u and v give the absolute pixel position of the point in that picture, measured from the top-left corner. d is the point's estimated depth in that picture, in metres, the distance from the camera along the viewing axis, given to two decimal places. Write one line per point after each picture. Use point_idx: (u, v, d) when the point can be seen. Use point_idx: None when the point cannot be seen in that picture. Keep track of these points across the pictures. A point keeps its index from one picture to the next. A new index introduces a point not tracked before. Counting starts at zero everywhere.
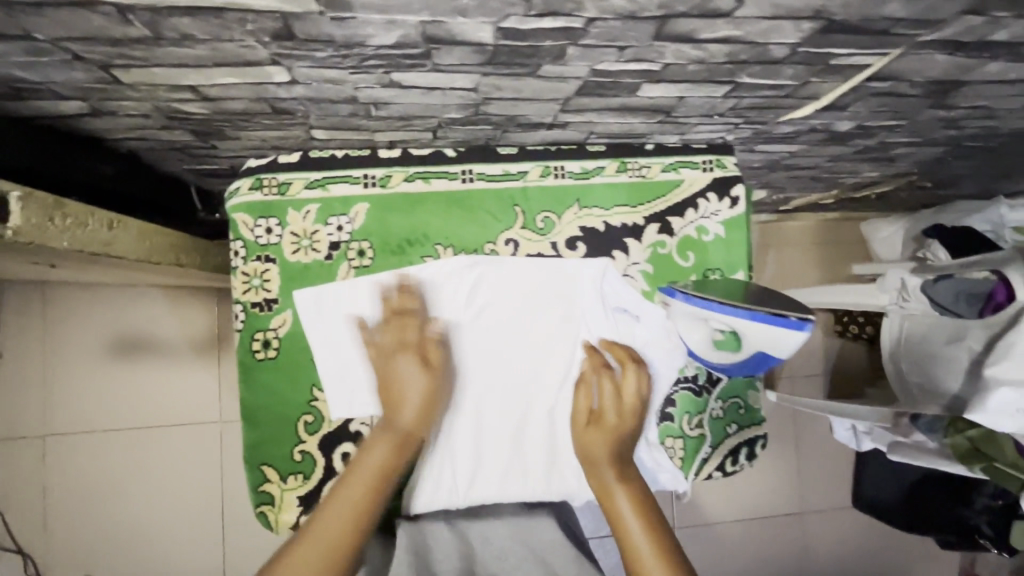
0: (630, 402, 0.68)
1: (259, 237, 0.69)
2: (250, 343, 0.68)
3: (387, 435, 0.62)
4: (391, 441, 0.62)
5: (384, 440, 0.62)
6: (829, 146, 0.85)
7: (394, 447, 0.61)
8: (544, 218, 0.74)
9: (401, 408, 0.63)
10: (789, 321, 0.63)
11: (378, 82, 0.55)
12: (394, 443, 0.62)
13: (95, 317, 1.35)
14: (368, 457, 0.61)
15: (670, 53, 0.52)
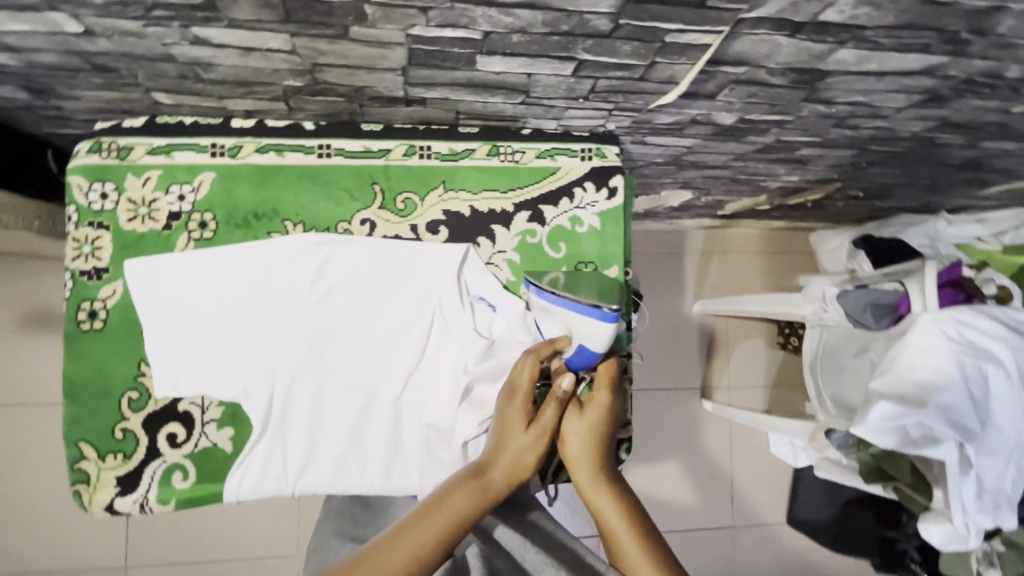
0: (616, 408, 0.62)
1: (92, 202, 0.65)
2: (75, 314, 0.64)
3: (467, 484, 0.55)
4: (470, 490, 0.55)
5: (465, 490, 0.55)
6: (723, 142, 0.81)
7: (474, 499, 0.54)
8: (405, 199, 0.71)
9: (492, 459, 0.58)
10: (600, 312, 0.62)
11: (183, 38, 0.52)
12: (474, 495, 0.55)
13: (9, 288, 1.32)
14: (442, 502, 0.54)
15: (482, 19, 0.49)
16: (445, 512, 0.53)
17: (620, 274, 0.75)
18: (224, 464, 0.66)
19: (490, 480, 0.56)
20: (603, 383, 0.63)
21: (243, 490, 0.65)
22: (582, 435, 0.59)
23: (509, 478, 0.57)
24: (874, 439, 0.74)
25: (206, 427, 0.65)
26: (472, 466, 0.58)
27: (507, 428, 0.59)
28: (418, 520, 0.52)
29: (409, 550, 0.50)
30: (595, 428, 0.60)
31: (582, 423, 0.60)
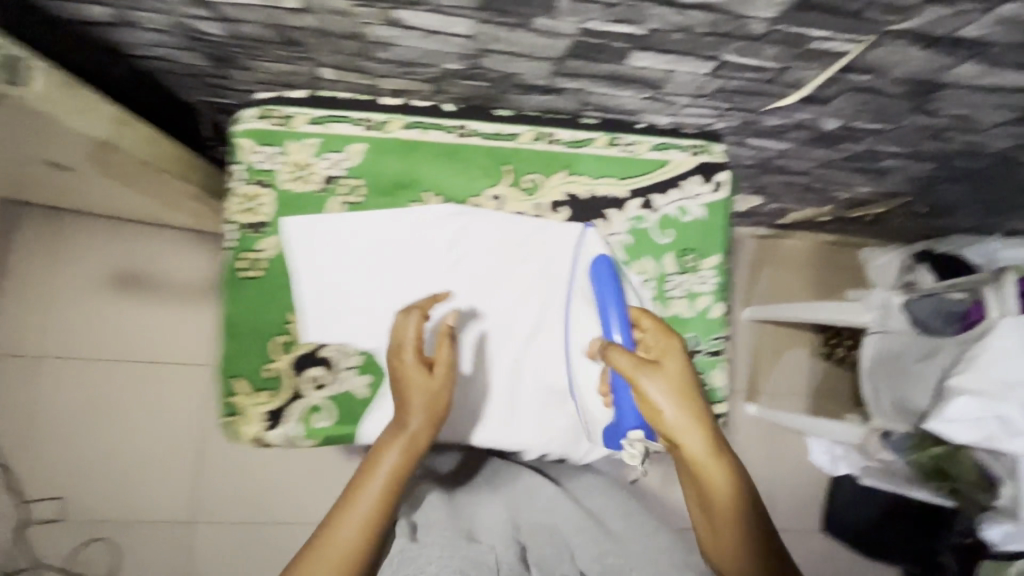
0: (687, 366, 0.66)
1: (259, 162, 0.73)
2: (238, 262, 0.72)
3: (396, 441, 0.62)
4: (399, 446, 0.62)
5: (394, 446, 0.62)
6: (816, 147, 0.87)
7: (404, 455, 0.62)
8: (531, 179, 0.78)
9: (404, 413, 0.63)
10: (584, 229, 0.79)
11: (381, 19, 0.59)
12: (399, 449, 0.62)
13: (104, 249, 1.40)
14: (377, 465, 0.61)
15: (654, 17, 0.55)
16: (379, 474, 0.61)
17: (719, 263, 0.81)
18: (361, 407, 0.73)
19: (410, 429, 0.62)
20: (668, 342, 0.67)
21: (379, 431, 0.73)
22: (671, 401, 0.62)
23: (429, 421, 0.64)
24: (952, 433, 0.82)
25: (347, 373, 0.72)
26: (394, 420, 0.64)
27: (407, 382, 0.64)
28: (360, 485, 0.61)
29: (358, 515, 0.59)
30: (676, 392, 0.63)
31: (665, 389, 0.63)
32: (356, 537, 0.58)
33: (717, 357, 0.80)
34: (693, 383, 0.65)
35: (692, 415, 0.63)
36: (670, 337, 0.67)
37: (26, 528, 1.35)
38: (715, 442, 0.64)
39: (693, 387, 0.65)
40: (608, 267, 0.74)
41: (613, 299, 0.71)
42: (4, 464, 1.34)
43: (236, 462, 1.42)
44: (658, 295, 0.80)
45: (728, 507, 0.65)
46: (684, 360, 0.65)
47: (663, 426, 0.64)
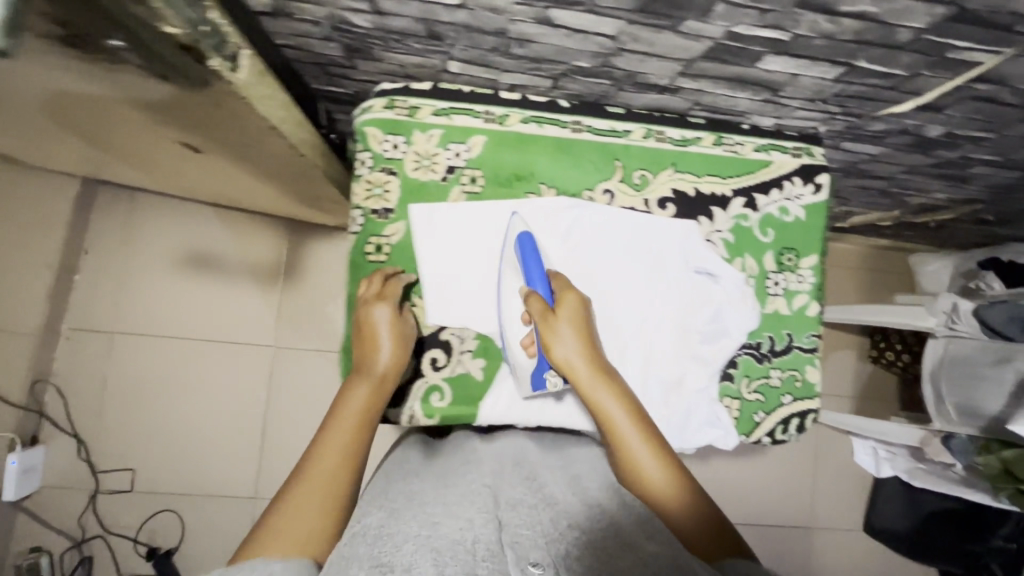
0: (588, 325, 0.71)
1: (386, 151, 0.76)
2: (364, 245, 0.77)
3: (366, 380, 0.66)
4: (368, 387, 0.66)
5: (363, 383, 0.66)
6: (908, 153, 0.89)
7: (374, 389, 0.66)
8: (640, 176, 0.81)
9: (374, 353, 0.68)
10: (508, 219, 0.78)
11: (534, 17, 0.61)
12: (368, 388, 0.66)
13: (177, 229, 1.45)
14: (350, 401, 0.64)
15: (805, 23, 0.57)
16: (350, 408, 0.64)
17: (816, 263, 0.84)
18: (476, 389, 0.76)
19: (380, 369, 0.67)
20: (567, 290, 0.72)
21: (493, 414, 0.75)
22: (577, 344, 0.69)
23: (395, 359, 0.69)
24: None
25: (463, 355, 0.77)
26: (360, 365, 0.68)
27: (376, 326, 0.69)
28: (332, 422, 0.63)
29: (337, 445, 0.60)
30: (583, 336, 0.70)
31: (573, 331, 0.69)
32: (337, 468, 0.59)
33: (813, 354, 0.83)
34: (594, 335, 0.72)
35: (594, 361, 0.68)
36: (566, 286, 0.73)
37: (94, 498, 1.38)
38: (631, 407, 0.67)
39: (595, 339, 0.72)
40: (530, 241, 0.74)
41: (536, 267, 0.73)
42: (76, 435, 1.38)
43: (297, 442, 1.44)
44: (759, 292, 0.82)
45: (657, 458, 0.63)
46: (582, 305, 0.72)
47: (576, 373, 0.68)
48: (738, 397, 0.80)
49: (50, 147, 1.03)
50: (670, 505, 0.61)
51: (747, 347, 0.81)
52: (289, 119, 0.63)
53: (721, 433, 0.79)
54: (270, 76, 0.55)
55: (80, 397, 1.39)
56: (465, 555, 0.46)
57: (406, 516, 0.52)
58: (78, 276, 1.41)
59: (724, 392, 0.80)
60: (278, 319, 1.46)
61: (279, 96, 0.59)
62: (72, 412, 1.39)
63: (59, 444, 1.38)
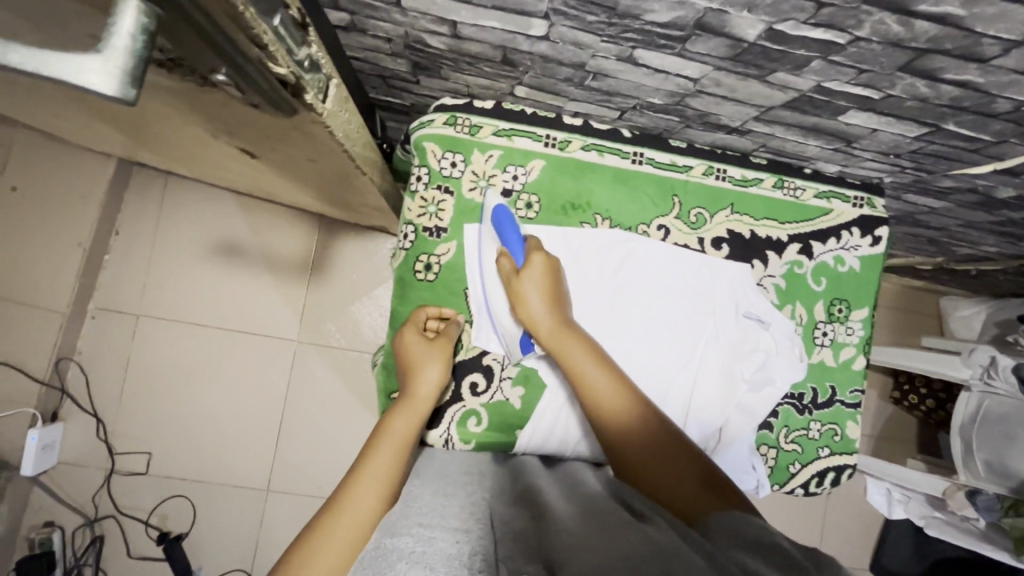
0: (554, 287, 0.70)
1: (443, 169, 0.75)
2: (413, 263, 0.76)
3: (408, 408, 0.67)
4: (410, 412, 0.67)
5: (406, 412, 0.66)
6: (970, 209, 0.87)
7: (415, 416, 0.67)
8: (697, 214, 0.79)
9: (418, 379, 0.69)
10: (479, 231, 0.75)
11: (617, 54, 0.59)
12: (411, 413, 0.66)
13: (210, 217, 1.44)
14: (391, 430, 0.64)
15: (902, 86, 0.55)
16: (392, 437, 0.64)
17: (867, 315, 0.82)
18: (515, 418, 0.75)
19: (421, 395, 0.68)
20: (534, 249, 0.71)
21: (530, 445, 0.75)
22: (545, 305, 0.68)
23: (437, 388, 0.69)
24: None
25: (503, 383, 0.75)
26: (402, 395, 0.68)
27: (417, 357, 0.70)
28: (372, 450, 0.62)
29: (375, 475, 0.59)
30: (551, 297, 0.69)
31: (540, 291, 0.69)
32: (366, 501, 0.56)
33: (855, 409, 0.81)
34: (565, 296, 0.72)
35: (562, 322, 0.68)
36: (537, 247, 0.72)
37: (109, 477, 1.39)
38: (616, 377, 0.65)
39: (565, 300, 0.71)
40: (508, 213, 0.73)
41: (511, 230, 0.72)
42: (96, 414, 1.39)
43: (314, 438, 1.44)
44: (806, 341, 0.81)
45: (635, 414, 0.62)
46: (551, 265, 0.71)
47: (545, 337, 0.68)
48: (776, 446, 0.79)
49: (94, 129, 1.02)
50: (653, 456, 0.59)
51: (789, 397, 0.80)
52: (358, 137, 0.62)
53: (757, 482, 0.77)
54: (347, 99, 0.54)
55: (102, 376, 1.40)
56: (460, 567, 0.43)
57: (402, 531, 0.48)
58: (108, 255, 1.41)
59: (762, 440, 0.79)
60: (302, 313, 1.45)
61: (354, 118, 0.59)
62: (95, 393, 1.40)
63: (80, 421, 1.39)
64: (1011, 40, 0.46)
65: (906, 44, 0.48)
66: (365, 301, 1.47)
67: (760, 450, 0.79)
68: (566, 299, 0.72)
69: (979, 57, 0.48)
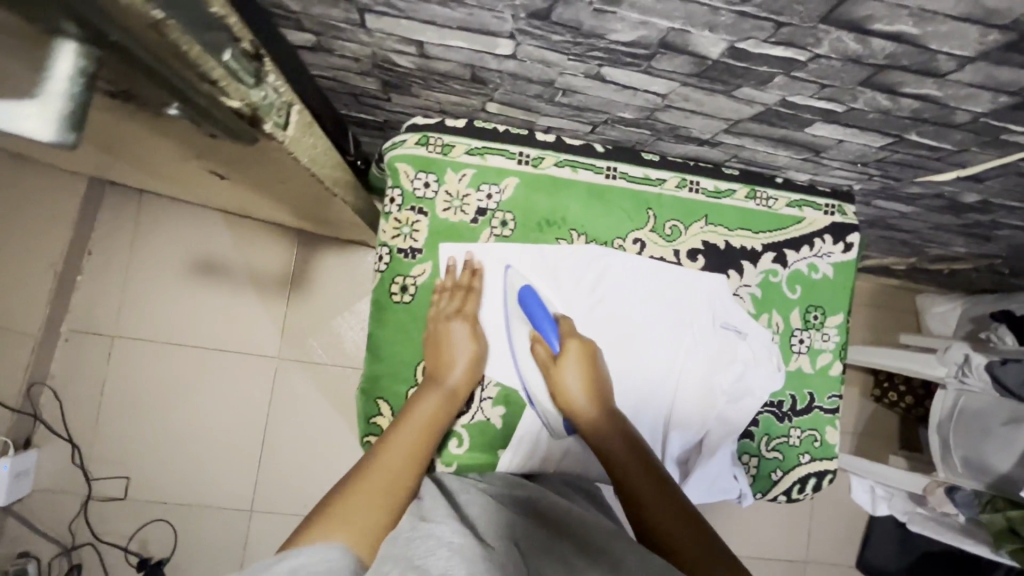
0: (590, 374, 0.72)
1: (416, 189, 0.74)
2: (389, 285, 0.75)
3: (435, 393, 0.69)
4: (436, 397, 0.69)
5: (433, 397, 0.69)
6: (939, 213, 0.89)
7: (443, 402, 0.69)
8: (672, 226, 0.79)
9: (448, 368, 0.70)
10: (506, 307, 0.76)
11: (585, 72, 0.59)
12: (438, 398, 0.69)
13: (185, 234, 1.42)
14: (412, 415, 0.67)
15: (863, 99, 0.56)
16: (418, 419, 0.67)
17: (842, 321, 0.83)
18: (495, 437, 0.74)
19: (450, 384, 0.70)
20: (569, 335, 0.73)
21: (512, 465, 0.74)
22: (582, 390, 0.70)
23: (464, 377, 0.71)
24: None
25: (483, 404, 0.74)
26: (431, 378, 0.70)
27: (448, 343, 0.71)
28: (402, 428, 0.65)
29: (401, 453, 0.63)
30: (588, 381, 0.71)
31: (578, 375, 0.71)
32: (393, 476, 0.61)
33: (833, 415, 0.82)
34: (603, 375, 0.73)
35: (600, 409, 0.70)
36: (571, 330, 0.73)
37: (86, 504, 1.36)
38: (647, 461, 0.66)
39: (606, 384, 0.72)
40: (534, 293, 0.74)
41: (542, 313, 0.73)
42: (71, 440, 1.36)
43: (297, 455, 1.42)
44: (783, 350, 0.81)
45: (654, 488, 0.64)
46: (587, 347, 0.73)
47: (581, 423, 0.70)
48: (757, 455, 0.80)
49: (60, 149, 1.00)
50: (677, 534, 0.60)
51: (769, 405, 0.80)
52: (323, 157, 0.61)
53: (739, 490, 0.77)
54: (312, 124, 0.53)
55: (78, 401, 1.37)
56: None
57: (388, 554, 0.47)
58: (81, 276, 1.39)
59: (744, 449, 0.80)
60: (284, 330, 1.44)
61: (320, 142, 0.58)
62: (69, 418, 1.36)
63: (55, 449, 1.35)
64: (965, 56, 0.46)
65: (864, 60, 0.49)
66: (346, 315, 1.45)
67: (741, 460, 0.79)
68: (605, 380, 0.73)
69: (937, 72, 0.49)
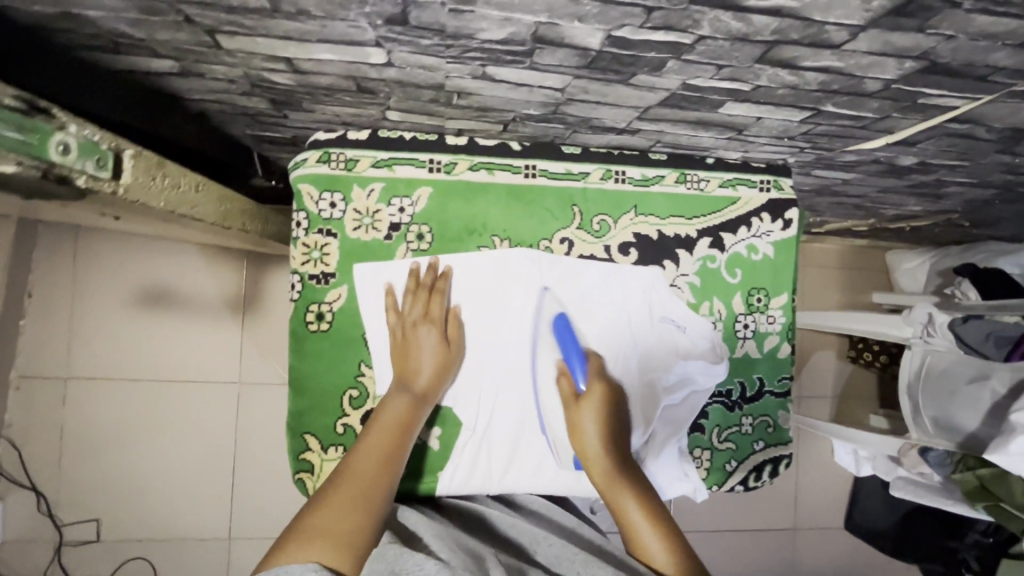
0: (608, 416, 0.69)
1: (322, 211, 0.71)
2: (304, 314, 0.71)
3: (404, 391, 0.67)
4: (406, 395, 0.66)
5: (401, 395, 0.66)
6: (882, 177, 0.85)
7: (412, 398, 0.66)
8: (600, 221, 0.75)
9: (415, 368, 0.68)
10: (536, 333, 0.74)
11: (470, 73, 0.55)
12: (407, 396, 0.66)
13: (126, 266, 1.37)
14: (387, 409, 0.65)
15: (766, 76, 0.52)
16: (387, 419, 0.64)
17: (787, 301, 0.80)
18: (433, 460, 0.72)
19: (420, 380, 0.67)
20: (597, 375, 0.70)
21: (453, 485, 0.72)
22: (598, 438, 0.68)
23: (434, 373, 0.68)
24: (1010, 465, 0.85)
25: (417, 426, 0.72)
26: (399, 379, 0.68)
27: (414, 343, 0.68)
28: (371, 431, 0.63)
29: (372, 456, 0.61)
30: (609, 429, 0.69)
31: (597, 420, 0.68)
32: (369, 483, 0.58)
33: (784, 397, 0.80)
34: (621, 423, 0.70)
35: (617, 458, 0.67)
36: (599, 371, 0.71)
37: (59, 551, 1.34)
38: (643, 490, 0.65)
39: (622, 427, 0.70)
40: (568, 322, 0.73)
41: (574, 347, 0.72)
42: (34, 488, 1.33)
43: (270, 477, 1.40)
44: (727, 337, 0.78)
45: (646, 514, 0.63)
46: (611, 391, 0.71)
47: (587, 450, 0.68)
48: (709, 447, 0.78)
49: None
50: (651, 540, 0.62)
51: (717, 396, 0.78)
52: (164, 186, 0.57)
53: (692, 487, 0.75)
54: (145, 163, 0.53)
55: (36, 449, 1.33)
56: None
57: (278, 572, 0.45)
58: (24, 320, 1.33)
59: (695, 442, 0.78)
60: (241, 353, 1.40)
61: (182, 181, 0.60)
62: (30, 466, 1.33)
63: (18, 498, 1.33)
64: (855, 25, 0.42)
65: (752, 38, 0.45)
66: None
67: (693, 454, 0.77)
68: (625, 428, 0.71)
69: (831, 43, 0.45)
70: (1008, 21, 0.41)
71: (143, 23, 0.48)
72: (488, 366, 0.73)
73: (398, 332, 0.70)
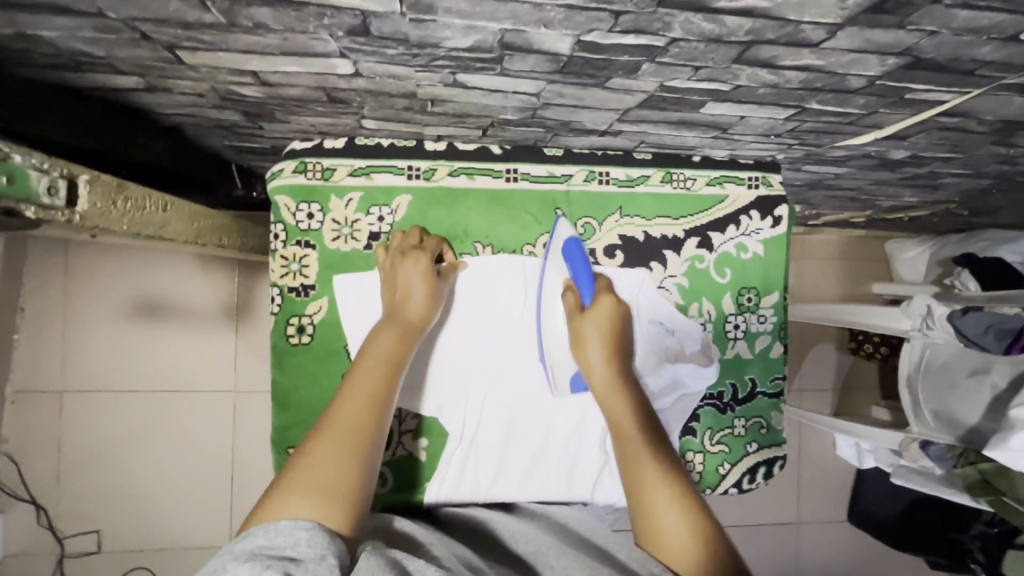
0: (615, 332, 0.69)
1: (300, 222, 0.70)
2: (284, 327, 0.70)
3: (391, 326, 0.62)
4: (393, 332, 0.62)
5: (390, 331, 0.62)
6: (875, 170, 0.83)
7: (401, 333, 0.62)
8: (584, 224, 0.74)
9: (405, 303, 0.64)
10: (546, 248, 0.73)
11: (441, 81, 0.53)
12: (396, 331, 0.62)
13: (117, 277, 1.36)
14: (373, 345, 0.60)
15: (745, 76, 0.50)
16: (375, 356, 0.59)
17: (778, 300, 0.78)
18: (420, 471, 0.71)
19: (409, 316, 0.64)
20: (606, 291, 0.70)
21: (440, 497, 0.71)
22: (603, 355, 0.67)
23: (424, 308, 0.65)
24: (1011, 461, 0.83)
25: (403, 438, 0.71)
26: (388, 313, 0.64)
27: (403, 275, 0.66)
28: (357, 366, 0.58)
29: (360, 392, 0.56)
30: (610, 347, 0.68)
31: (600, 347, 0.67)
32: (356, 422, 0.53)
33: (777, 397, 0.79)
34: (626, 349, 0.70)
35: (618, 376, 0.67)
36: (606, 290, 0.71)
37: (61, 562, 1.35)
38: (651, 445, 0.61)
39: (627, 352, 0.70)
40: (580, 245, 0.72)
41: (583, 263, 0.71)
42: (34, 501, 1.33)
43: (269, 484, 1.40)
44: (717, 338, 0.77)
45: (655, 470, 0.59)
46: (620, 309, 0.70)
47: (595, 387, 0.67)
48: (702, 450, 0.77)
49: None
50: (657, 504, 0.57)
51: (708, 398, 0.77)
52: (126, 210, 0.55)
53: None
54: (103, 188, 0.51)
55: (34, 462, 1.33)
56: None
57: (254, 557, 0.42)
58: (17, 334, 1.32)
59: (687, 446, 0.76)
60: (236, 360, 1.40)
61: (151, 202, 0.60)
62: (29, 479, 1.33)
63: (18, 511, 1.33)
64: (831, 23, 0.41)
65: (726, 39, 0.43)
66: None
67: (685, 457, 0.76)
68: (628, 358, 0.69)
69: (808, 42, 0.43)
70: (992, 15, 0.39)
71: (101, 41, 0.47)
72: (473, 374, 0.72)
73: (387, 270, 0.68)
